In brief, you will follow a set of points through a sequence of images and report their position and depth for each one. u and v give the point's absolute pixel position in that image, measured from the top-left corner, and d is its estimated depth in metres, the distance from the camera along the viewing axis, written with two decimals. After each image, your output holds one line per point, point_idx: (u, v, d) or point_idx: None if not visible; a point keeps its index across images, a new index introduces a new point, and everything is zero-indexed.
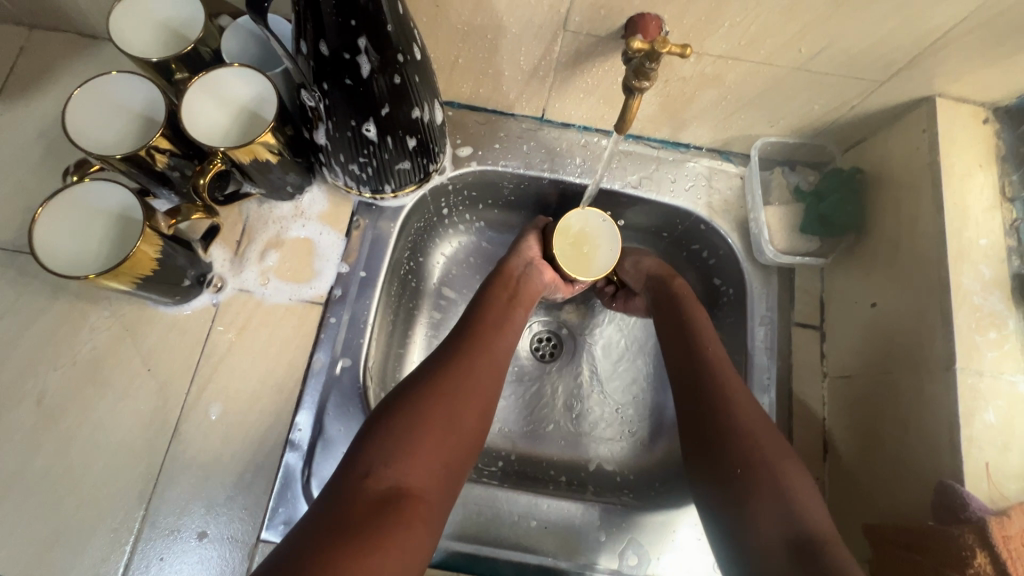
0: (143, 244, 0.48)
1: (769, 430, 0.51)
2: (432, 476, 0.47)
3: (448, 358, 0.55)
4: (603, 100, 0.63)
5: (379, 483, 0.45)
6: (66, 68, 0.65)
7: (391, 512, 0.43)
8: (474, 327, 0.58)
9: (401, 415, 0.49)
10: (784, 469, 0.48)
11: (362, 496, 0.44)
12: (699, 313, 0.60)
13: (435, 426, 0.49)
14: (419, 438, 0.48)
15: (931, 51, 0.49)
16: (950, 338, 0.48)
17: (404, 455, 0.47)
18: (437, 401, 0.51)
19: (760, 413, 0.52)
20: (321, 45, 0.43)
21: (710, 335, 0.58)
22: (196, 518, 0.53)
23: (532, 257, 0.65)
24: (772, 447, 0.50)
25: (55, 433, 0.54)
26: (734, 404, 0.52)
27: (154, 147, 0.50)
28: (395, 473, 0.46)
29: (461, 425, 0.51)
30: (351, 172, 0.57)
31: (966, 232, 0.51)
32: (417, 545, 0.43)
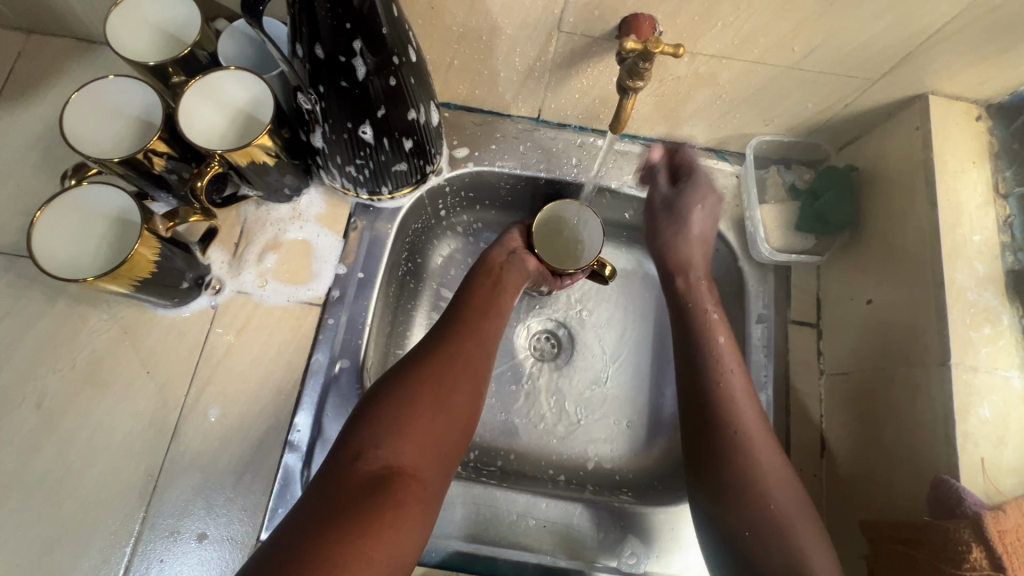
0: (141, 247, 0.48)
1: (783, 478, 0.49)
2: (425, 456, 0.48)
3: (436, 342, 0.56)
4: (598, 100, 0.63)
5: (372, 464, 0.46)
6: (64, 72, 0.65)
7: (384, 492, 0.44)
8: (461, 313, 0.59)
9: (392, 396, 0.50)
10: (797, 529, 0.47)
11: (356, 476, 0.45)
12: (726, 343, 0.57)
13: (426, 404, 0.50)
14: (411, 419, 0.49)
15: (923, 49, 0.50)
16: (945, 334, 0.48)
17: (395, 437, 0.48)
18: (425, 381, 0.52)
19: (779, 465, 0.50)
20: (317, 48, 0.43)
21: (733, 373, 0.55)
22: (196, 520, 0.53)
23: (515, 247, 0.66)
24: (786, 503, 0.48)
25: (54, 435, 0.54)
26: (750, 458, 0.50)
27: (151, 150, 0.50)
28: (387, 453, 0.47)
29: (452, 405, 0.52)
30: (348, 174, 0.57)
31: (960, 228, 0.51)
32: (413, 526, 0.44)
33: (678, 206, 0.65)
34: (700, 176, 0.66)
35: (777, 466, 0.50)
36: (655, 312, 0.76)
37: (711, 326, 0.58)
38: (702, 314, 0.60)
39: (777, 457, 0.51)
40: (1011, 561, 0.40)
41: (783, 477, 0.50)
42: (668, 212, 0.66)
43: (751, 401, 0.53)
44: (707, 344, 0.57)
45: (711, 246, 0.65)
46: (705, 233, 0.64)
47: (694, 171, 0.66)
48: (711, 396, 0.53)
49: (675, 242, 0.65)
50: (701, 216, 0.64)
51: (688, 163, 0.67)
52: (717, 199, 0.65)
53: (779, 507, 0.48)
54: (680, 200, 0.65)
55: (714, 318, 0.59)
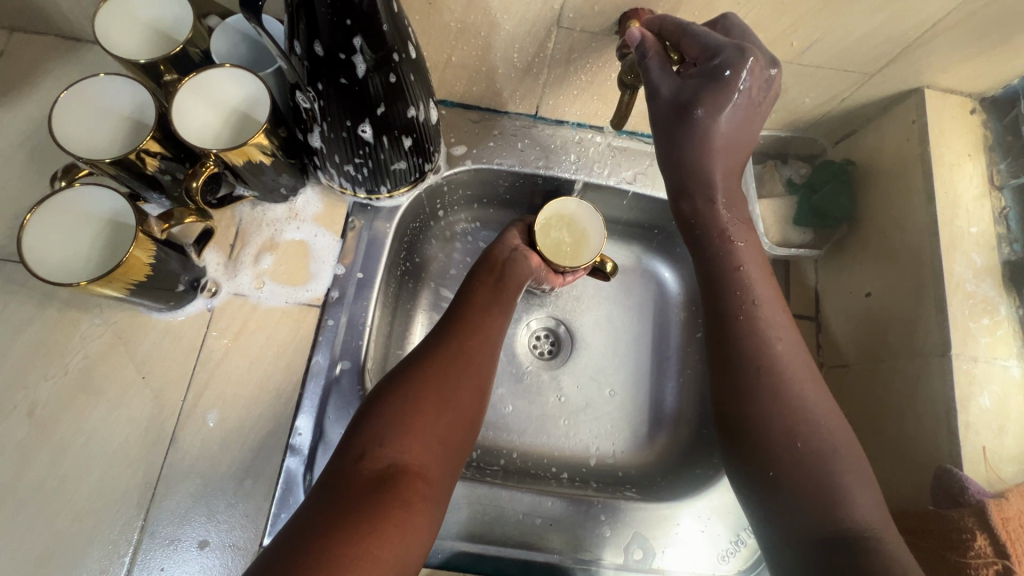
0: (136, 250, 0.47)
1: (821, 408, 0.44)
2: (430, 454, 0.48)
3: (439, 341, 0.55)
4: (596, 96, 0.63)
5: (377, 463, 0.45)
6: (49, 71, 0.63)
7: (390, 490, 0.43)
8: (464, 311, 0.59)
9: (395, 398, 0.50)
10: (834, 469, 0.42)
11: (361, 475, 0.44)
12: (755, 270, 0.50)
13: (430, 403, 0.50)
14: (413, 417, 0.48)
15: (919, 44, 0.50)
16: (945, 325, 0.49)
17: (400, 434, 0.47)
18: (428, 379, 0.51)
19: (814, 402, 0.44)
20: (316, 45, 0.42)
21: (761, 303, 0.48)
22: (196, 527, 0.52)
23: (517, 244, 0.66)
24: (820, 443, 0.43)
25: (47, 443, 0.53)
26: (778, 395, 0.45)
27: (144, 150, 0.49)
28: (392, 452, 0.46)
29: (457, 403, 0.51)
30: (346, 173, 0.56)
31: (958, 220, 0.52)
32: (419, 524, 0.43)
33: (687, 107, 0.46)
34: (725, 49, 0.44)
35: (812, 404, 0.45)
36: (655, 309, 0.77)
37: (733, 251, 0.50)
38: (720, 239, 0.50)
39: (813, 394, 0.45)
40: (1015, 548, 0.41)
41: (820, 416, 0.44)
42: (676, 118, 0.47)
43: (781, 334, 0.47)
44: (728, 273, 0.50)
45: (741, 140, 0.48)
46: (733, 138, 0.47)
47: (713, 45, 0.44)
48: (733, 327, 0.47)
49: (691, 162, 0.48)
50: (731, 114, 0.46)
51: (706, 36, 0.45)
52: (752, 61, 0.44)
53: (813, 446, 0.43)
54: (690, 98, 0.46)
55: (736, 243, 0.50)
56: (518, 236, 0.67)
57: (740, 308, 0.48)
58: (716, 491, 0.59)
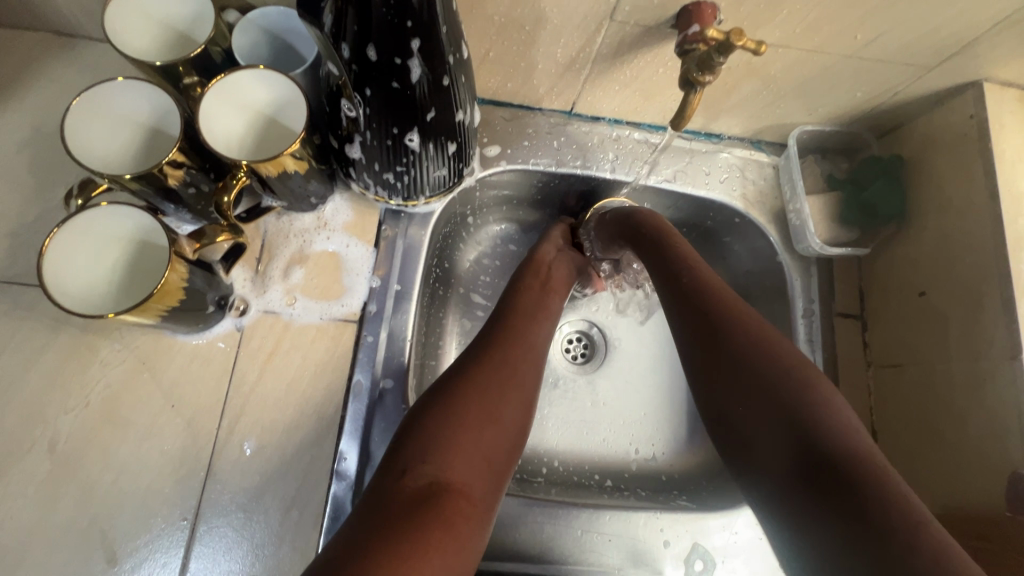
0: (171, 273, 0.43)
1: (749, 315, 0.48)
2: (475, 474, 0.45)
3: (480, 351, 0.53)
4: (638, 92, 0.60)
5: (418, 479, 0.43)
6: (43, 71, 0.58)
7: (432, 508, 0.41)
8: (499, 320, 0.57)
9: (438, 411, 0.47)
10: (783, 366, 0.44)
11: (402, 492, 0.42)
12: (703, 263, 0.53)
13: (473, 417, 0.48)
14: (457, 432, 0.46)
15: (984, 38, 0.49)
16: (1013, 327, 0.48)
17: (444, 451, 0.45)
18: (469, 392, 0.49)
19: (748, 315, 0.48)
20: (368, 50, 0.38)
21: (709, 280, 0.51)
22: (242, 563, 0.49)
23: (562, 245, 0.66)
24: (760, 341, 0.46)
25: (72, 481, 0.49)
26: (769, 376, 0.43)
27: (168, 163, 0.44)
28: (433, 468, 0.44)
29: (501, 417, 0.49)
30: (385, 180, 0.52)
31: (1021, 218, 0.50)
32: (465, 544, 0.41)
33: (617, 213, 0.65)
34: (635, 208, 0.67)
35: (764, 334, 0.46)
36: None
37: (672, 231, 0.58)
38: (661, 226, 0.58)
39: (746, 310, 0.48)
40: None
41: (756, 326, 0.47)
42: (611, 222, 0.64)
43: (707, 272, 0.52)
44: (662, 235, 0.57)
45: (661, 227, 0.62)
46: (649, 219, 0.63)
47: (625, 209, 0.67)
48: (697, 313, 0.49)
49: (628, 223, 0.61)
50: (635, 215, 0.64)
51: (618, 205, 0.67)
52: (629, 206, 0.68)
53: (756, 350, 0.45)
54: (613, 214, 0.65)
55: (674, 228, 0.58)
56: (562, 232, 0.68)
57: (700, 300, 0.49)
58: None
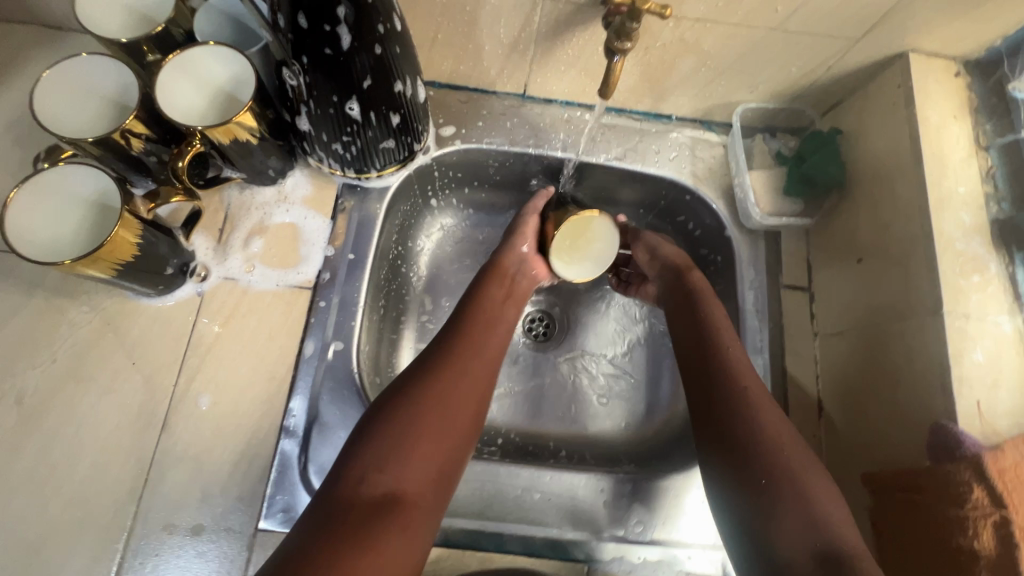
0: (121, 229, 0.46)
1: (750, 370, 0.52)
2: (428, 481, 0.46)
3: (443, 358, 0.52)
4: (583, 73, 0.63)
5: (375, 488, 0.43)
6: (31, 59, 0.63)
7: (387, 515, 0.42)
8: (466, 326, 0.55)
9: (398, 418, 0.47)
10: (760, 413, 0.49)
11: (358, 500, 0.43)
12: (731, 340, 0.55)
13: (432, 425, 0.47)
14: (415, 439, 0.46)
15: (900, 8, 0.50)
16: (937, 283, 0.49)
17: (402, 459, 0.45)
18: (431, 403, 0.48)
19: (743, 366, 0.52)
20: (299, 17, 0.42)
21: (732, 349, 0.54)
22: (191, 513, 0.51)
23: (525, 253, 0.64)
24: (754, 391, 0.50)
25: (37, 432, 0.52)
26: (762, 432, 0.48)
27: (129, 130, 0.48)
28: (390, 478, 0.44)
29: (456, 420, 0.49)
30: (335, 152, 0.56)
31: (946, 181, 0.52)
32: (414, 548, 0.43)
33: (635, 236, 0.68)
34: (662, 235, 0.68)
35: (754, 390, 0.51)
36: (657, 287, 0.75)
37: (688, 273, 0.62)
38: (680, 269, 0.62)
39: (741, 355, 0.53)
40: (1013, 498, 0.41)
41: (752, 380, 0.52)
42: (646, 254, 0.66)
43: (725, 325, 0.56)
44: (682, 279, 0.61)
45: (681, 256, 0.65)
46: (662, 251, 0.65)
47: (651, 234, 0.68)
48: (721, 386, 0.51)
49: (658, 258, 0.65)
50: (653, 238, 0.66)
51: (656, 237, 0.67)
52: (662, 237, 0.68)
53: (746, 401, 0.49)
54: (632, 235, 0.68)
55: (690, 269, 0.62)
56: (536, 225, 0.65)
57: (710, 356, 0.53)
58: None
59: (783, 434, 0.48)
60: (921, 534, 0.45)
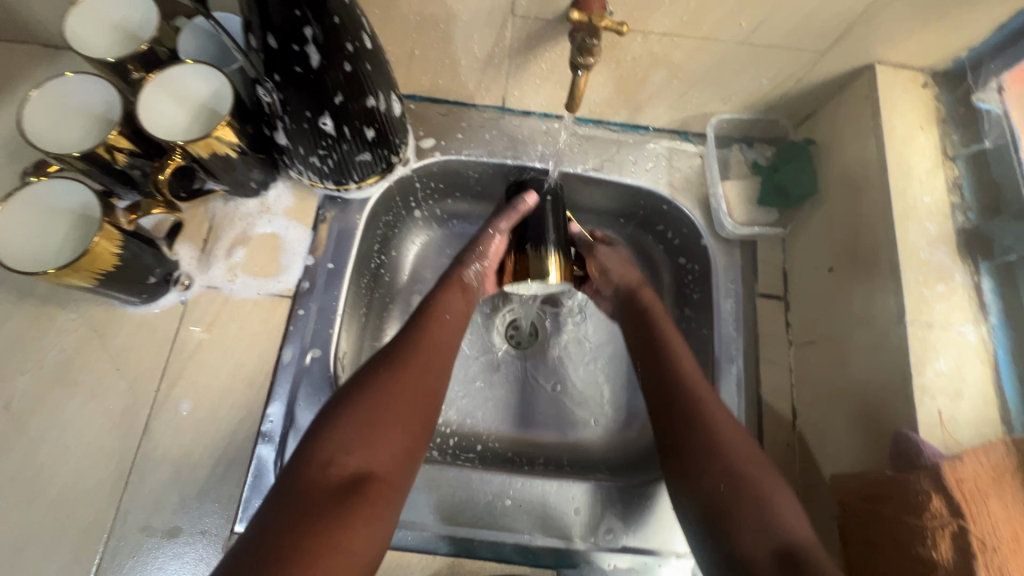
0: (101, 239, 0.48)
1: (703, 381, 0.54)
2: (393, 460, 0.47)
3: (405, 348, 0.53)
4: (558, 86, 0.64)
5: (342, 469, 0.45)
6: (29, 77, 0.65)
7: (354, 495, 0.44)
8: (435, 318, 0.57)
9: (361, 402, 0.48)
10: (715, 427, 0.50)
11: (325, 482, 0.44)
12: (686, 357, 0.56)
13: (396, 409, 0.49)
14: (379, 422, 0.48)
15: (863, 21, 0.51)
16: (901, 293, 0.49)
17: (367, 441, 0.46)
18: (395, 392, 0.50)
19: (695, 379, 0.54)
20: (269, 37, 0.44)
21: (684, 363, 0.55)
22: (168, 515, 0.53)
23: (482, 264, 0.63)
24: (710, 406, 0.51)
25: (23, 434, 0.54)
26: (720, 448, 0.49)
27: (113, 145, 0.50)
28: (356, 459, 0.46)
29: (418, 405, 0.50)
30: (313, 165, 0.58)
31: (911, 191, 0.52)
32: (382, 524, 0.44)
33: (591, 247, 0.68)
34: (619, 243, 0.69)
35: (709, 402, 0.52)
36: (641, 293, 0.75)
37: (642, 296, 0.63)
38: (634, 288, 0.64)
39: (692, 367, 0.55)
40: (971, 509, 0.41)
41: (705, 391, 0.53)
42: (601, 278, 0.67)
43: (676, 342, 0.58)
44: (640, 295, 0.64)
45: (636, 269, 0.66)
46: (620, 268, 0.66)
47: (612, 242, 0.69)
48: (676, 397, 0.52)
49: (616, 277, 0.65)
50: (610, 253, 0.66)
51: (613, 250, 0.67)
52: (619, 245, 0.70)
53: (699, 418, 0.50)
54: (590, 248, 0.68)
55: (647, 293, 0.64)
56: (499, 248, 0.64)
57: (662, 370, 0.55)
58: None
59: (740, 448, 0.49)
60: (885, 544, 0.45)
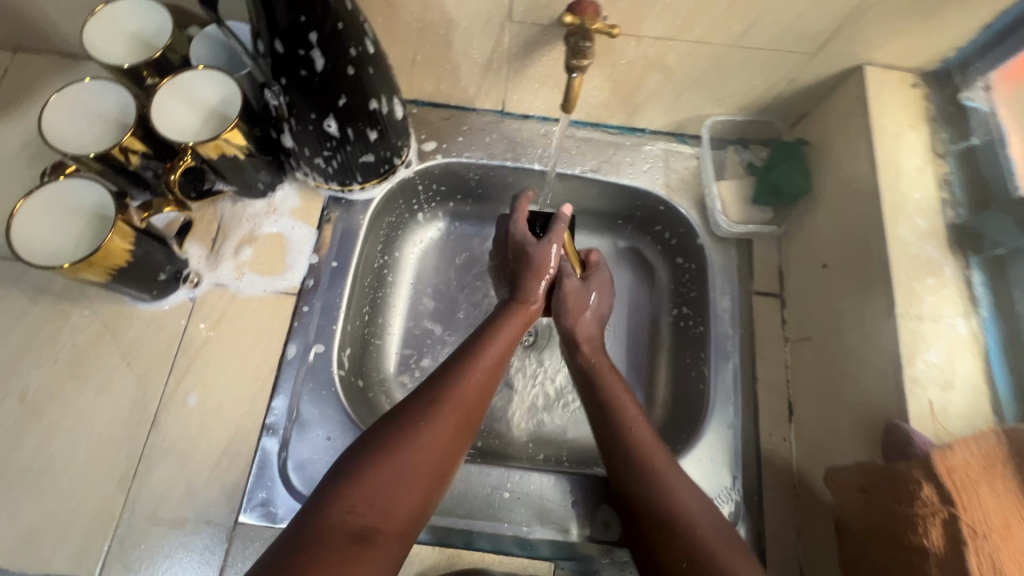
0: (115, 236, 0.50)
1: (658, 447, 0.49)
2: (408, 515, 0.42)
3: (448, 382, 0.49)
4: (556, 90, 0.66)
5: (357, 518, 0.39)
6: (48, 84, 0.68)
7: (363, 550, 0.38)
8: (480, 353, 0.51)
9: (396, 444, 0.43)
10: (674, 497, 0.46)
11: (338, 529, 0.38)
12: (637, 418, 0.51)
13: (427, 455, 0.44)
14: (408, 471, 0.42)
15: (850, 23, 0.53)
16: (891, 286, 0.50)
17: (392, 489, 0.41)
18: (431, 434, 0.45)
19: (650, 446, 0.49)
20: (276, 43, 0.46)
21: (633, 424, 0.51)
22: (174, 506, 0.54)
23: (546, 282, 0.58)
24: (669, 476, 0.47)
25: (37, 426, 0.56)
26: (680, 523, 0.44)
27: (127, 147, 0.53)
28: (375, 510, 0.40)
29: (448, 455, 0.45)
30: (318, 166, 0.60)
31: (901, 188, 0.53)
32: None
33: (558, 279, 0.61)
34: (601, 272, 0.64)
35: (666, 472, 0.47)
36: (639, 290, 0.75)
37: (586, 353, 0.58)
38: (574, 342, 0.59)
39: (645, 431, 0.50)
40: (962, 498, 0.41)
41: (661, 460, 0.48)
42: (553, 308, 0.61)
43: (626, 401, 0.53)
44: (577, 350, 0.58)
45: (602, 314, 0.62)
46: (577, 311, 0.60)
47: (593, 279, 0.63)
48: (610, 444, 0.50)
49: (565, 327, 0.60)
50: (577, 288, 0.61)
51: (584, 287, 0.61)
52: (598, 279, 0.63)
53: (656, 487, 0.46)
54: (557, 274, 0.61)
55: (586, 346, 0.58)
56: (556, 258, 0.60)
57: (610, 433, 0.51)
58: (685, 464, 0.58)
59: (698, 525, 0.44)
60: (878, 533, 0.45)
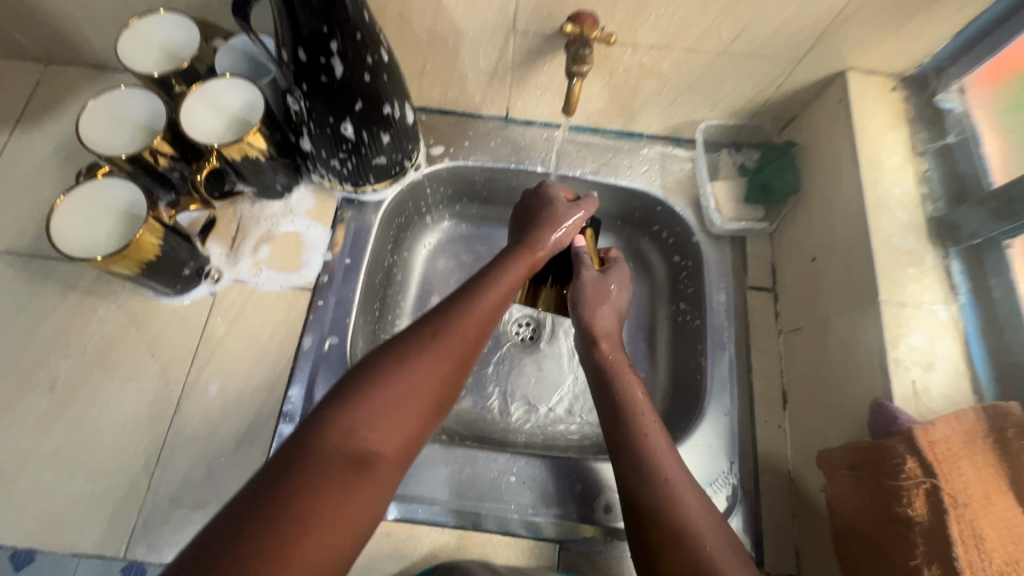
0: (145, 231, 0.54)
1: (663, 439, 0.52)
2: (406, 443, 0.41)
3: (449, 313, 0.47)
4: (558, 96, 0.70)
5: (353, 440, 0.38)
6: (78, 94, 0.72)
7: (358, 472, 0.37)
8: (485, 292, 0.50)
9: (394, 370, 0.42)
10: (669, 482, 0.48)
11: (332, 448, 0.37)
12: (647, 414, 0.54)
13: (427, 382, 0.42)
14: (405, 397, 0.41)
15: (831, 32, 0.57)
16: (875, 274, 0.53)
17: (389, 415, 0.40)
18: (430, 363, 0.43)
19: (656, 439, 0.51)
20: (299, 52, 0.50)
21: (642, 418, 0.53)
22: (196, 488, 0.56)
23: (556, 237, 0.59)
24: (665, 464, 0.49)
25: (67, 413, 0.59)
26: (666, 506, 0.46)
27: (156, 149, 0.57)
28: (372, 435, 0.39)
29: (448, 382, 0.44)
30: (334, 168, 0.63)
31: (883, 184, 0.57)
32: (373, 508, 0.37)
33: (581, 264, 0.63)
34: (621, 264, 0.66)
35: (663, 458, 0.50)
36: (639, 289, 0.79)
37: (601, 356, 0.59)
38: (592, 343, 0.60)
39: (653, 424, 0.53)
40: (943, 468, 0.43)
41: (664, 449, 0.50)
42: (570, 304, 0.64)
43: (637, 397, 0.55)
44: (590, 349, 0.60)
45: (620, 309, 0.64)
46: (594, 306, 0.61)
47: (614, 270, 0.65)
48: (620, 438, 0.52)
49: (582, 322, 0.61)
50: (596, 279, 0.63)
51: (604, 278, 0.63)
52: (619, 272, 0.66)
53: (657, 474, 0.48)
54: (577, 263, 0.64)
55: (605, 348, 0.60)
56: (574, 220, 0.61)
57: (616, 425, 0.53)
58: (685, 451, 0.60)
59: (691, 509, 0.46)
60: (867, 507, 0.47)
